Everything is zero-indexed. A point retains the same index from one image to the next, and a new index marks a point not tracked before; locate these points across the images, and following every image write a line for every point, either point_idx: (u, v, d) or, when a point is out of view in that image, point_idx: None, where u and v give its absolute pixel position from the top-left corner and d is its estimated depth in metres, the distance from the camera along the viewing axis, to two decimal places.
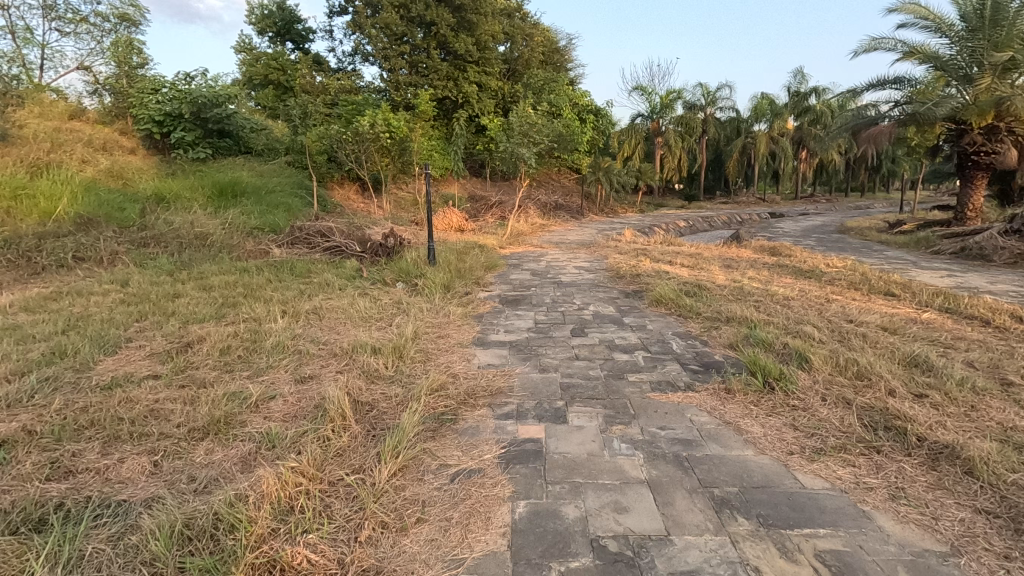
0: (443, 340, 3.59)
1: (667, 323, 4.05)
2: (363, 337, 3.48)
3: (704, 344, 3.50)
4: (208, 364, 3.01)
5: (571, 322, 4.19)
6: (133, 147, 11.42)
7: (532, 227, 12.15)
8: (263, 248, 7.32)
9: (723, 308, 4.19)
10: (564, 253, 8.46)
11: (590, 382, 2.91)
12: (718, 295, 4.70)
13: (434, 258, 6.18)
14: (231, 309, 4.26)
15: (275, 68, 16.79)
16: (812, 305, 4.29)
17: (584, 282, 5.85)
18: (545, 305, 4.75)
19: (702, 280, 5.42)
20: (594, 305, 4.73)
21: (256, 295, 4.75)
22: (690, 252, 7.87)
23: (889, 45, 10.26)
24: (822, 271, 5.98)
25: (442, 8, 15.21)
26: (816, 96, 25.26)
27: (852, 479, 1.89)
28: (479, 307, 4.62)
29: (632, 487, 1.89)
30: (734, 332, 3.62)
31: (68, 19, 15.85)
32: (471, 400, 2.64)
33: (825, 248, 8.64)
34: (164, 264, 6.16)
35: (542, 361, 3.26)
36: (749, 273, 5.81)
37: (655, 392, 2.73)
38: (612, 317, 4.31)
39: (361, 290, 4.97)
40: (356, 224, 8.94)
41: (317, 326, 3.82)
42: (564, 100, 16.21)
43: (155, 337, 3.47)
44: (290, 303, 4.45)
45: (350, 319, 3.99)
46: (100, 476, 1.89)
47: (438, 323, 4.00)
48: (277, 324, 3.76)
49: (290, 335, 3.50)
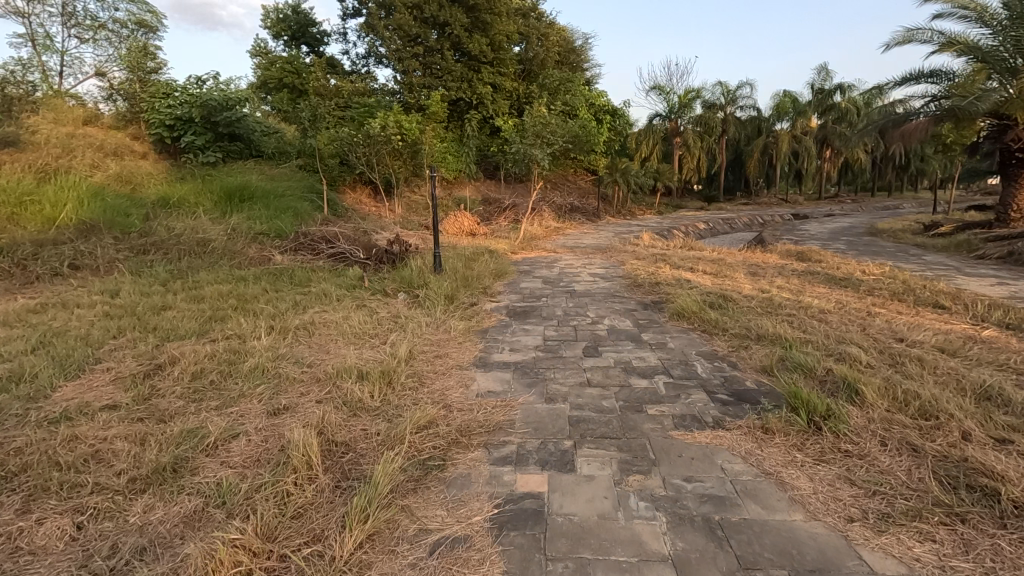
0: (439, 362, 3.24)
1: (690, 341, 3.65)
2: (351, 358, 3.14)
3: (732, 367, 3.10)
4: (176, 392, 2.70)
5: (582, 338, 3.82)
6: (143, 152, 11.31)
7: (546, 230, 11.78)
8: (266, 255, 7.05)
9: (752, 323, 3.78)
10: (578, 258, 8.08)
11: (603, 416, 2.53)
12: (746, 308, 4.27)
13: (440, 265, 5.86)
14: (216, 324, 3.97)
15: (290, 72, 16.68)
16: (852, 320, 3.85)
17: (598, 291, 5.46)
18: (554, 319, 4.38)
19: (727, 290, 5.00)
20: (609, 318, 4.34)
21: (247, 308, 4.46)
22: (713, 257, 7.43)
23: (925, 37, 9.70)
24: (859, 278, 5.52)
25: (456, 9, 14.94)
26: (841, 93, 24.49)
27: (934, 561, 1.50)
28: (484, 321, 4.27)
29: (653, 568, 1.51)
30: (766, 353, 3.20)
31: (87, 26, 15.91)
32: (464, 438, 2.28)
33: (857, 252, 8.14)
34: (160, 272, 5.92)
35: (548, 387, 2.89)
36: (778, 282, 5.37)
37: (678, 430, 2.34)
38: (628, 333, 3.93)
39: (358, 301, 4.64)
40: (364, 229, 8.66)
41: (304, 345, 3.50)
42: (580, 100, 15.81)
43: (125, 358, 3.16)
44: (280, 317, 4.14)
45: (341, 336, 3.66)
46: (9, 545, 1.58)
47: (437, 340, 3.66)
48: (259, 343, 3.44)
49: (271, 355, 3.18)
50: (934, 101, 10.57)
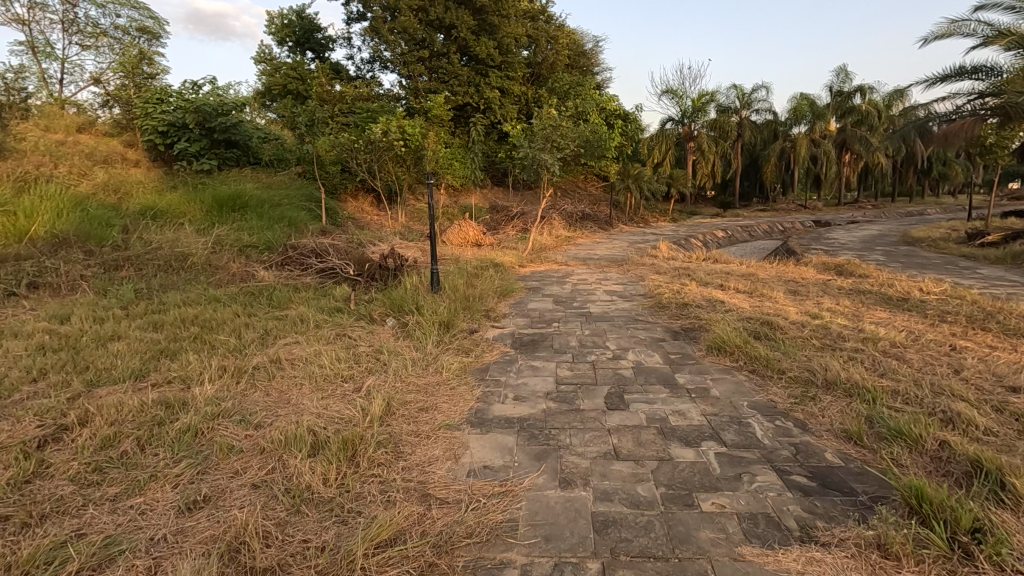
0: (424, 420, 2.56)
1: (739, 387, 2.94)
2: (311, 418, 2.46)
3: (802, 430, 2.40)
4: (67, 472, 2.02)
5: (603, 381, 3.11)
6: (135, 160, 10.75)
7: (557, 240, 11.13)
8: (249, 270, 6.41)
9: (813, 362, 3.07)
10: (592, 272, 7.39)
11: (640, 515, 1.81)
12: (800, 340, 3.55)
13: (437, 284, 5.18)
14: (163, 362, 3.30)
15: (294, 78, 16.20)
16: (939, 359, 3.12)
17: (618, 314, 4.77)
18: (568, 352, 3.67)
19: (770, 314, 4.27)
20: (634, 352, 3.63)
21: (207, 339, 3.80)
22: (743, 271, 6.69)
23: (969, 30, 8.93)
24: (920, 299, 4.78)
25: (462, 11, 14.37)
26: (861, 96, 23.47)
27: None
28: (485, 355, 3.60)
29: None
30: (843, 412, 2.50)
31: (88, 33, 15.56)
32: (444, 560, 1.59)
33: (901, 265, 7.38)
34: (126, 291, 5.30)
35: (560, 462, 2.19)
36: (827, 303, 4.64)
37: (751, 546, 1.62)
38: (659, 374, 3.21)
39: (338, 330, 3.97)
40: (359, 240, 8.02)
41: (260, 394, 2.83)
42: (592, 104, 15.18)
43: (23, 416, 2.47)
44: (241, 353, 3.46)
45: (307, 382, 2.99)
46: None
47: (425, 386, 2.98)
48: (204, 390, 2.77)
49: (210, 411, 2.50)
50: (980, 98, 9.74)
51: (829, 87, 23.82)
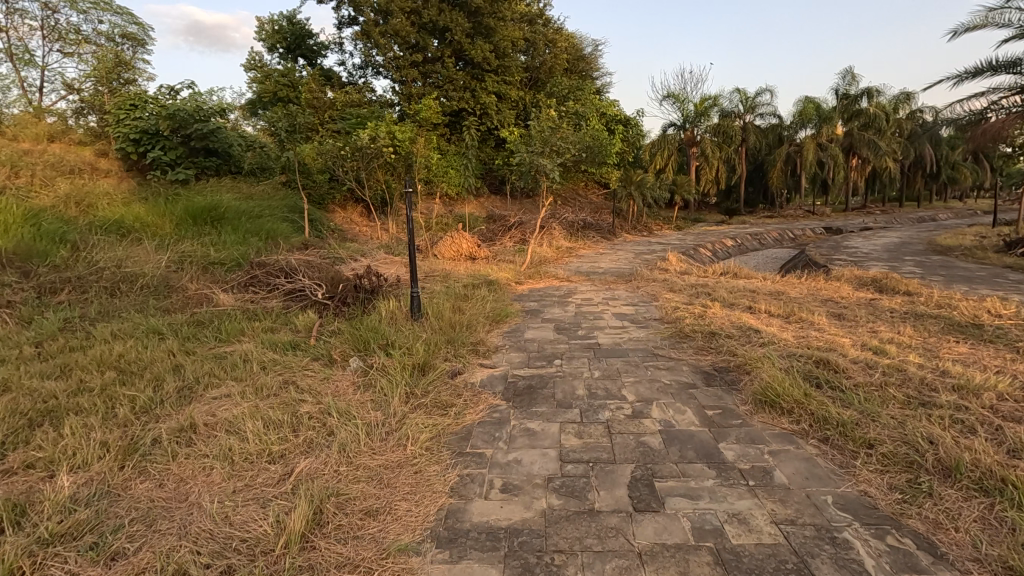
0: (366, 539, 1.75)
1: (814, 470, 2.11)
2: (194, 548, 1.63)
3: (933, 559, 1.58)
4: None
5: (624, 458, 2.28)
6: (106, 170, 9.94)
7: (557, 252, 10.37)
8: (206, 292, 5.58)
9: (909, 429, 2.25)
10: (597, 289, 6.60)
11: None
12: (875, 391, 2.73)
13: (417, 312, 4.34)
14: (37, 431, 2.46)
15: (285, 84, 15.41)
16: None
17: (634, 348, 3.94)
18: (575, 407, 2.86)
19: (824, 350, 3.44)
20: (661, 407, 2.81)
21: (114, 390, 2.96)
22: (771, 289, 5.87)
23: (1005, 19, 8.22)
24: (995, 325, 4.00)
25: (456, 13, 13.67)
26: (868, 98, 22.76)
27: None
28: (469, 414, 2.77)
29: None
30: (986, 524, 1.70)
31: (69, 40, 14.79)
32: None
33: (943, 279, 6.58)
34: (49, 322, 4.45)
35: None
36: (886, 332, 3.82)
37: None
38: (699, 444, 2.38)
39: (284, 376, 3.16)
40: (338, 256, 7.22)
41: (149, 487, 2.03)
42: (593, 108, 14.48)
43: None
44: (147, 416, 2.62)
45: (219, 464, 2.17)
46: None
47: (380, 471, 2.17)
48: (59, 486, 1.94)
49: (47, 532, 1.68)
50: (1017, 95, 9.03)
51: (836, 90, 23.13)
